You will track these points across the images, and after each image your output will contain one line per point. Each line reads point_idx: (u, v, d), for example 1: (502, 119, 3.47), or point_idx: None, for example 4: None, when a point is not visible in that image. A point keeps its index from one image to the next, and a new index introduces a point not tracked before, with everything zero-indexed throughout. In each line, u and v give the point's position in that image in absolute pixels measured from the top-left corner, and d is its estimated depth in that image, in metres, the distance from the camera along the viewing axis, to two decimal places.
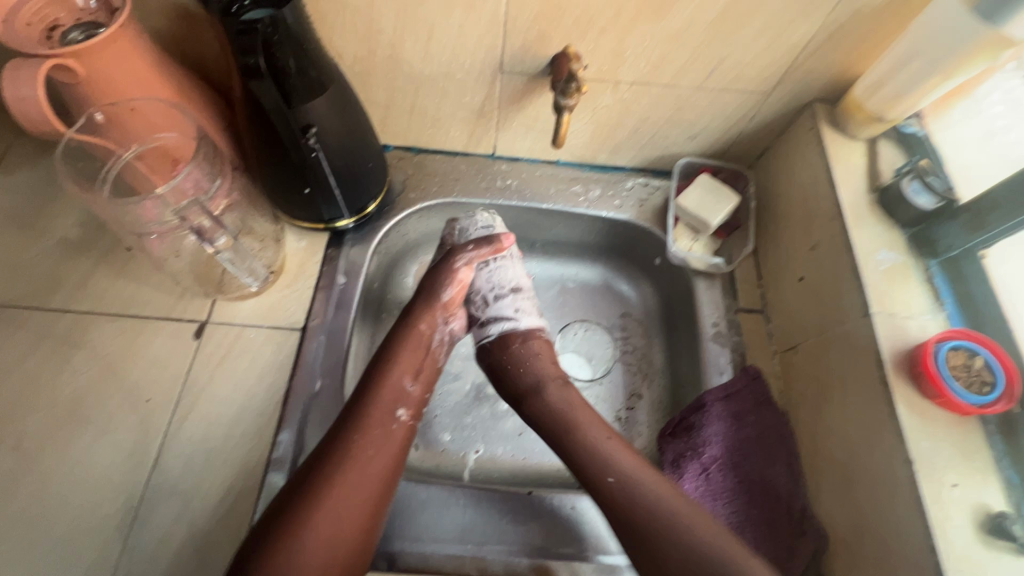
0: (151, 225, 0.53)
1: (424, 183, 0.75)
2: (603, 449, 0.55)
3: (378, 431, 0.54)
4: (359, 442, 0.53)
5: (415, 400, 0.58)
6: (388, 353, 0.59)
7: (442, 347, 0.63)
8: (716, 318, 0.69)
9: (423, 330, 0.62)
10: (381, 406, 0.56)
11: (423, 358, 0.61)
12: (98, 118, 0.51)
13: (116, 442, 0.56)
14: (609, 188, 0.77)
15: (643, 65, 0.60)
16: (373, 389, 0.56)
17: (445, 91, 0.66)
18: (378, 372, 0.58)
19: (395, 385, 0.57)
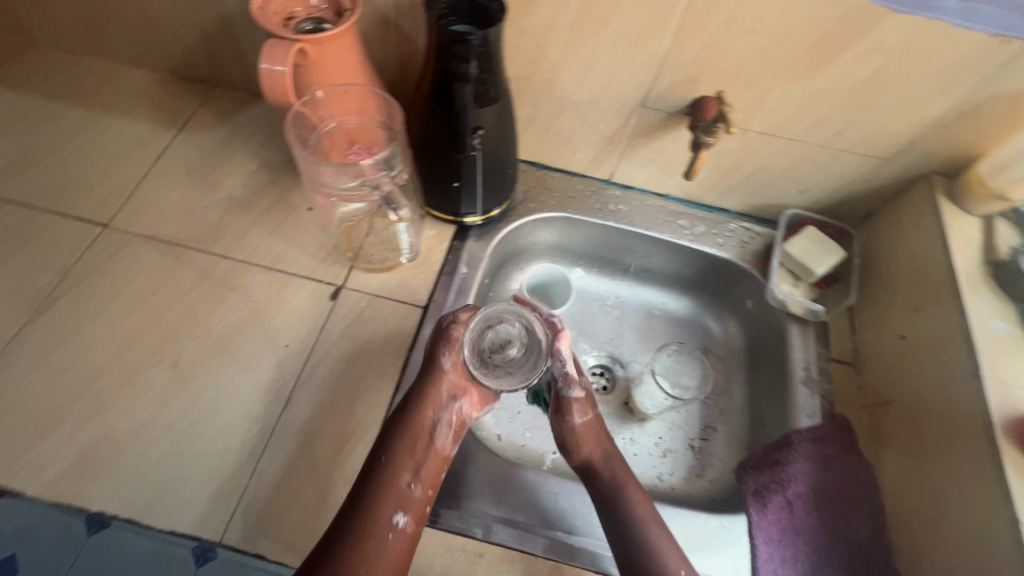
0: (330, 187, 0.63)
1: (543, 196, 0.81)
2: (618, 499, 0.59)
3: (371, 546, 0.52)
4: (356, 556, 0.51)
5: (417, 503, 0.55)
6: (388, 452, 0.57)
7: (450, 431, 0.60)
8: (807, 362, 0.72)
9: (424, 419, 0.59)
10: (378, 516, 0.53)
11: (423, 453, 0.58)
12: (317, 96, 0.59)
13: (257, 377, 0.63)
14: (713, 227, 0.82)
15: (775, 117, 0.66)
16: (371, 496, 0.54)
17: (584, 116, 0.73)
18: (378, 477, 0.55)
19: (393, 489, 0.55)
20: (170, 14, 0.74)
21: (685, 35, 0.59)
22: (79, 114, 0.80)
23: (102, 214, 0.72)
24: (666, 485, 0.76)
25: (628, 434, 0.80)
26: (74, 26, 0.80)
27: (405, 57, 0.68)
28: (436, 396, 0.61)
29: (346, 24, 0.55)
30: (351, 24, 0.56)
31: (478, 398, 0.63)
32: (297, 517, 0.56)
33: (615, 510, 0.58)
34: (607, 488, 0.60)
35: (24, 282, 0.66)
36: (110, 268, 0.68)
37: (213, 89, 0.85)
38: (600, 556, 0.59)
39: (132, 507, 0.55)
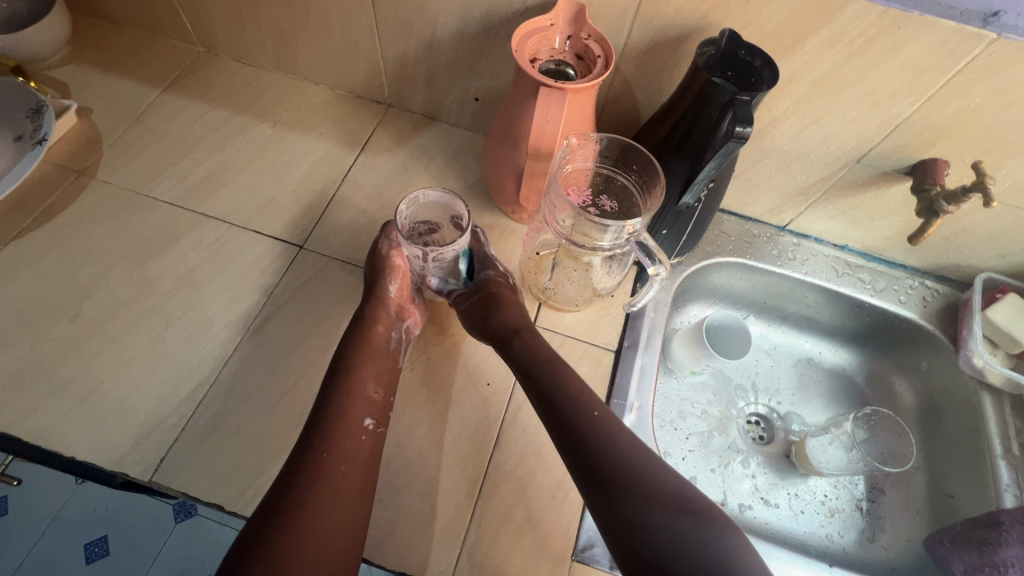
0: (555, 223, 0.61)
1: (719, 240, 0.80)
2: (534, 359, 0.59)
3: (343, 444, 0.52)
4: (330, 455, 0.51)
5: (381, 407, 0.57)
6: (350, 361, 0.58)
7: (400, 346, 0.63)
8: (1005, 438, 0.69)
9: (378, 334, 0.60)
10: (348, 415, 0.54)
11: (382, 361, 0.60)
12: (572, 143, 0.58)
13: (464, 415, 0.63)
14: (893, 283, 0.80)
15: (1006, 185, 0.63)
16: (340, 398, 0.55)
17: (785, 167, 0.71)
18: (343, 380, 0.56)
19: (360, 395, 0.56)
20: (370, 39, 0.75)
21: (942, 99, 0.57)
22: (265, 131, 0.81)
23: (296, 235, 0.73)
24: (837, 546, 0.73)
25: (792, 489, 0.78)
26: (264, 44, 0.82)
27: (616, 98, 0.68)
28: (387, 315, 0.62)
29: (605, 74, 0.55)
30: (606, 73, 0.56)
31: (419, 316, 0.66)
32: (519, 566, 0.55)
33: (542, 370, 0.57)
34: (522, 350, 0.59)
35: (232, 301, 0.67)
36: (309, 292, 0.69)
37: (387, 110, 0.85)
38: None
39: None
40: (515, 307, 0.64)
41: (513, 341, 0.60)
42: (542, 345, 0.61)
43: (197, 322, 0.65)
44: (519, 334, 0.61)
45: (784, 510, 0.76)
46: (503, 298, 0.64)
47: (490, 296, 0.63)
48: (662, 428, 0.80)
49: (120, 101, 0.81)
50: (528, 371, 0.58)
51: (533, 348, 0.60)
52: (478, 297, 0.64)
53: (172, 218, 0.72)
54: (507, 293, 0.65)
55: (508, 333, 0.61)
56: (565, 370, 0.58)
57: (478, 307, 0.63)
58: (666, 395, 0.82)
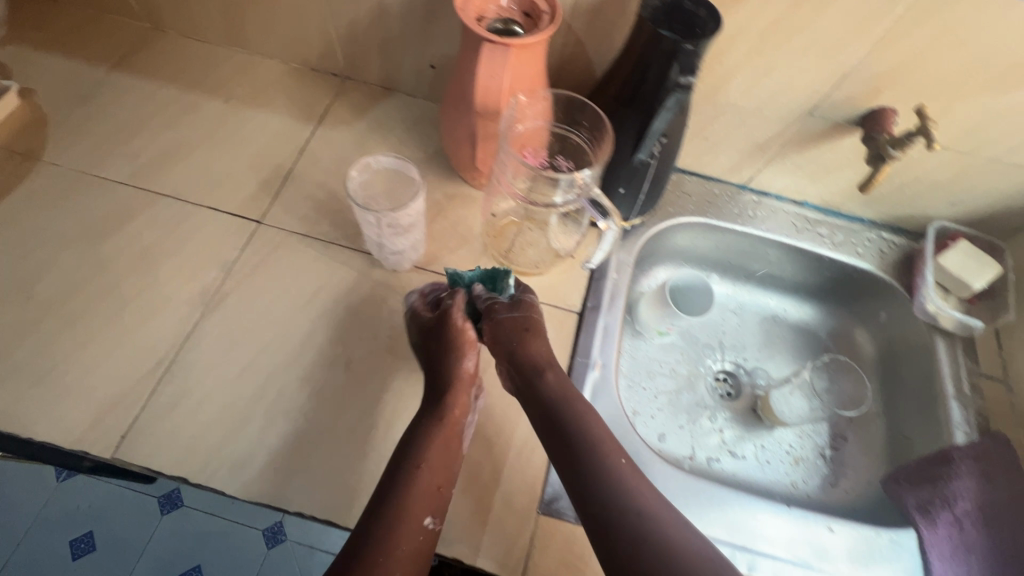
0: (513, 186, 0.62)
1: (681, 200, 0.81)
2: (563, 405, 0.55)
3: (402, 545, 0.49)
4: (388, 555, 0.48)
5: (443, 503, 0.54)
6: (417, 453, 0.54)
7: (468, 429, 0.59)
8: (957, 379, 0.71)
9: (454, 421, 0.56)
10: (410, 514, 0.50)
11: (450, 446, 0.55)
12: (520, 100, 0.58)
13: None
14: (851, 236, 0.81)
15: (954, 131, 0.65)
16: (405, 494, 0.51)
17: (742, 123, 0.72)
18: (406, 473, 0.53)
19: (422, 491, 0.52)
20: (321, 7, 0.73)
21: (885, 45, 0.58)
22: (218, 107, 0.79)
23: (254, 210, 0.72)
24: (801, 492, 0.76)
25: (758, 441, 0.80)
26: (213, 17, 0.79)
27: (571, 58, 0.67)
28: (462, 396, 0.58)
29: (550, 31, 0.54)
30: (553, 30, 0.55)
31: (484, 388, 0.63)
32: (486, 522, 0.56)
33: (564, 415, 0.54)
34: (551, 393, 0.56)
35: (191, 278, 0.66)
36: (269, 266, 0.68)
37: (344, 82, 0.83)
38: None
39: (326, 507, 0.56)
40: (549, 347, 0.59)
41: (542, 375, 0.57)
42: (575, 395, 0.56)
43: (155, 300, 0.64)
44: (548, 374, 0.57)
45: (751, 461, 0.78)
46: (538, 331, 0.60)
47: (521, 329, 0.59)
48: (632, 388, 0.81)
49: (65, 81, 0.78)
50: (552, 416, 0.54)
51: (566, 398, 0.55)
52: (516, 317, 0.59)
53: (124, 198, 0.70)
54: (542, 329, 0.60)
55: (536, 372, 0.57)
56: (600, 430, 0.53)
57: (514, 331, 0.59)
58: (635, 357, 0.84)
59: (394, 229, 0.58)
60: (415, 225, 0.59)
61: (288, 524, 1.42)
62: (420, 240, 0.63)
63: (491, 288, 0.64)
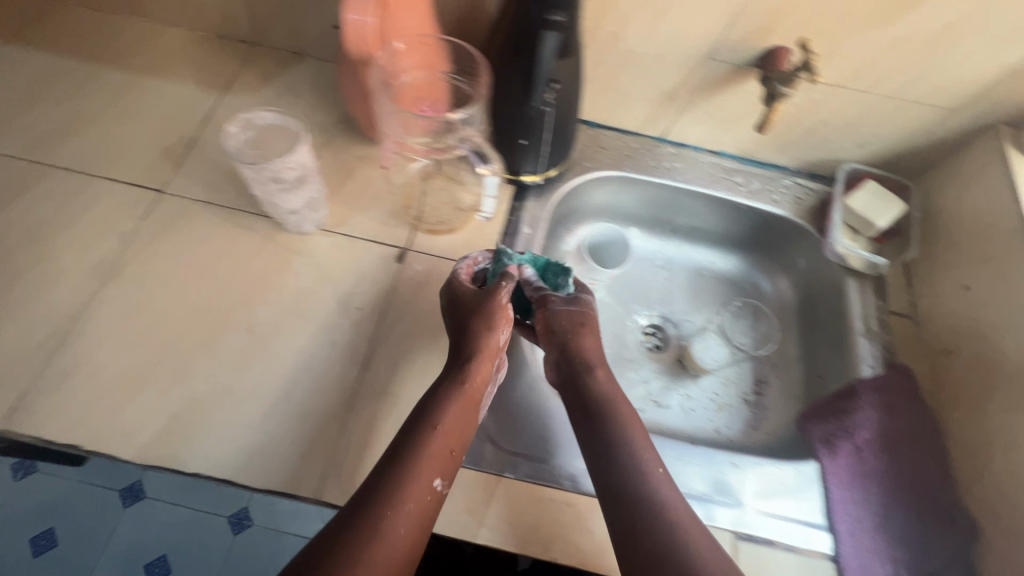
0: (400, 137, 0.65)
1: (598, 155, 0.80)
2: (611, 402, 0.56)
3: (411, 502, 0.48)
4: (397, 509, 0.47)
5: (454, 467, 0.52)
6: (433, 414, 0.53)
7: (486, 399, 0.58)
8: (867, 316, 0.73)
9: (474, 387, 0.56)
10: (420, 472, 0.49)
11: (468, 414, 0.55)
12: (396, 48, 0.59)
13: (334, 339, 0.63)
14: (767, 184, 0.82)
15: (848, 67, 0.65)
16: (415, 450, 0.50)
17: (647, 71, 0.71)
18: (421, 432, 0.52)
19: (434, 452, 0.51)
20: None
21: None
22: (119, 77, 0.77)
23: (154, 180, 0.70)
24: (724, 437, 0.77)
25: (684, 390, 0.81)
26: None
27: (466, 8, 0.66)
28: (486, 364, 0.58)
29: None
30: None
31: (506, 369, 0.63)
32: None
33: (608, 412, 0.56)
34: (598, 390, 0.58)
35: (87, 249, 0.65)
36: (170, 234, 0.67)
37: (252, 48, 0.81)
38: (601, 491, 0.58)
39: (224, 467, 0.55)
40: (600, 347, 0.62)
41: (592, 372, 0.59)
42: (619, 393, 0.58)
43: (50, 272, 0.63)
44: (596, 372, 0.59)
45: (676, 409, 0.79)
46: (591, 329, 0.63)
47: (577, 324, 0.62)
48: None
49: None
50: (593, 405, 0.56)
51: (607, 395, 0.57)
52: (573, 313, 0.62)
53: (17, 172, 0.68)
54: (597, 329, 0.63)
55: (584, 367, 0.59)
56: (634, 429, 0.54)
57: (574, 325, 0.62)
58: None
59: (280, 183, 0.57)
60: (306, 180, 0.59)
61: (254, 508, 1.37)
62: (319, 199, 0.63)
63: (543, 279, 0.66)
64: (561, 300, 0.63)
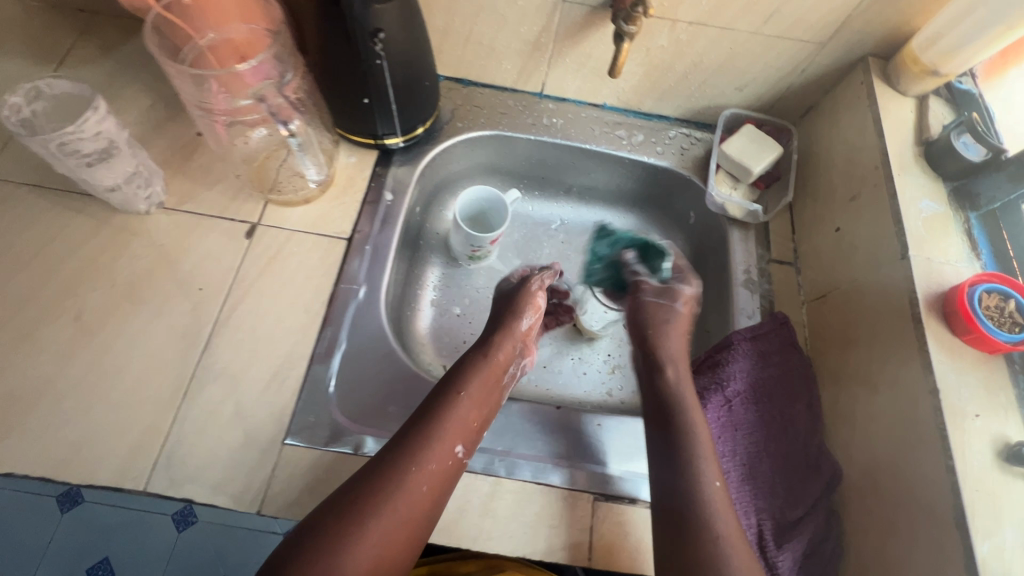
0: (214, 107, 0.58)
1: (472, 114, 0.76)
2: (677, 393, 0.58)
3: (434, 460, 0.50)
4: (419, 466, 0.49)
5: (475, 435, 0.54)
6: (457, 383, 0.56)
7: (512, 381, 0.62)
8: (748, 265, 0.70)
9: (496, 364, 0.60)
10: (444, 433, 0.52)
11: (495, 390, 0.58)
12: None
13: (172, 323, 0.59)
14: (652, 135, 0.78)
15: (703, 4, 0.61)
16: (439, 413, 0.53)
17: (504, 19, 0.67)
18: (445, 399, 0.54)
19: (458, 417, 0.53)
20: None
21: None
22: None
23: None
24: (615, 400, 0.75)
25: (578, 354, 0.78)
26: None
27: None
28: (509, 346, 0.62)
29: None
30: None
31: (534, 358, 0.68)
32: (224, 459, 0.53)
33: (674, 402, 0.57)
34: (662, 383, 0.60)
35: None
36: None
37: (92, 18, 0.75)
38: (564, 480, 0.56)
39: (43, 465, 0.52)
40: (680, 343, 0.65)
41: (662, 371, 0.61)
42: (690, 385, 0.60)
43: None
44: (668, 367, 0.61)
45: (567, 374, 0.76)
46: (678, 324, 0.67)
47: (660, 318, 0.66)
48: (442, 317, 0.78)
49: None
50: (662, 389, 0.59)
51: (676, 383, 0.60)
52: (660, 305, 0.68)
53: None
54: (678, 327, 0.66)
55: (661, 357, 0.63)
56: (695, 410, 0.57)
57: (654, 314, 0.67)
58: (449, 283, 0.80)
59: (75, 153, 0.53)
60: (116, 152, 0.56)
61: None
62: (148, 172, 0.61)
63: (651, 268, 0.73)
64: (650, 291, 0.70)
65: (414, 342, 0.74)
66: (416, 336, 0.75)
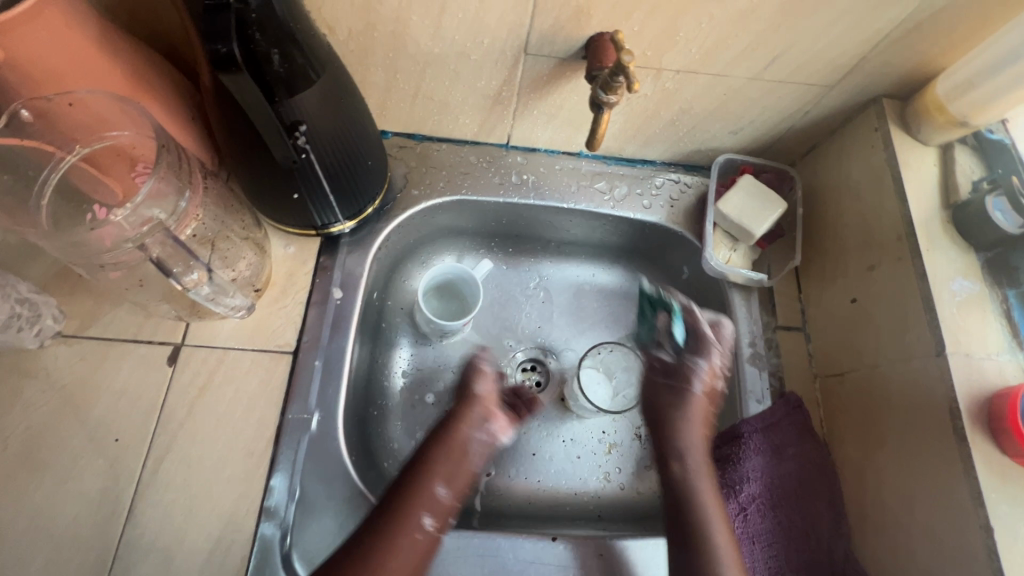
0: (93, 257, 0.44)
1: (428, 177, 0.65)
2: (691, 492, 0.53)
3: (399, 542, 0.48)
4: (379, 555, 0.46)
5: (444, 510, 0.51)
6: (423, 458, 0.53)
7: (483, 453, 0.55)
8: (753, 336, 0.62)
9: (459, 432, 0.54)
10: (405, 515, 0.49)
11: (459, 463, 0.53)
12: (24, 116, 0.40)
13: (84, 489, 0.49)
14: (636, 185, 0.68)
15: (694, 51, 0.51)
16: (404, 492, 0.50)
17: (457, 74, 0.56)
18: (410, 476, 0.51)
19: (422, 493, 0.50)
20: None
21: None
22: None
23: None
24: (615, 486, 0.66)
25: (569, 434, 0.68)
26: None
27: (163, 27, 0.46)
28: (471, 415, 0.56)
29: (16, 11, 0.34)
30: (29, 13, 0.35)
31: (507, 421, 0.58)
32: None
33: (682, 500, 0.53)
34: (672, 480, 0.55)
35: None
36: None
37: None
38: None
39: None
40: (699, 430, 0.57)
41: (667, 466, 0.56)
42: (704, 485, 0.54)
43: None
44: (681, 461, 0.55)
45: (559, 462, 0.67)
46: (701, 406, 0.57)
47: (665, 409, 0.58)
48: (414, 408, 0.67)
49: None
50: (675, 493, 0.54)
51: (685, 490, 0.54)
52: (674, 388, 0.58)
53: None
54: (695, 415, 0.57)
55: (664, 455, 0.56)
56: (711, 513, 0.52)
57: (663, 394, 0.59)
58: (420, 366, 0.69)
59: None
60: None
61: None
62: (31, 308, 0.50)
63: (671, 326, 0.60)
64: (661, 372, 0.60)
65: (383, 447, 0.64)
66: (383, 438, 0.65)
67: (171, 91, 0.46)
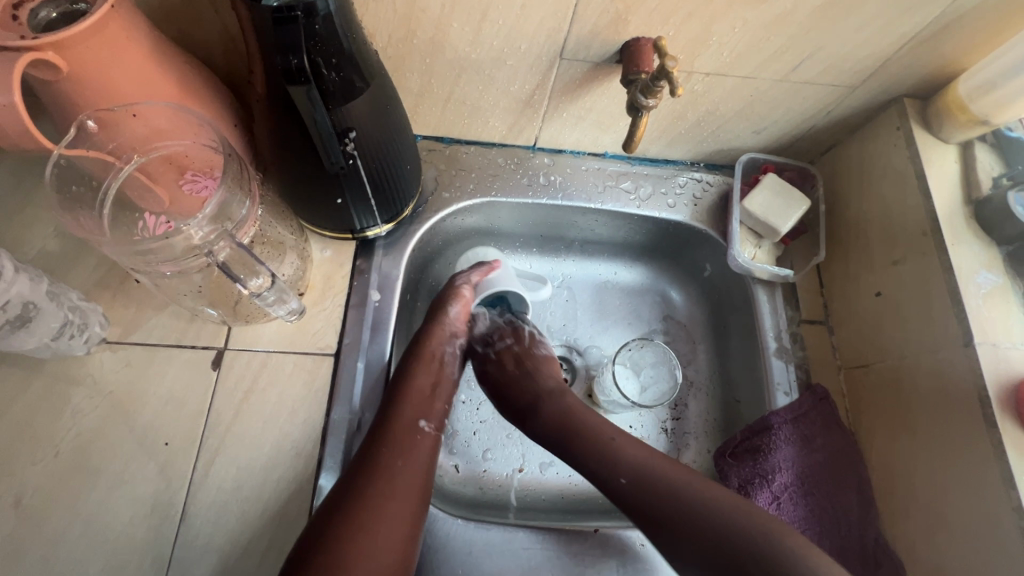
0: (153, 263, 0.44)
1: (458, 179, 0.67)
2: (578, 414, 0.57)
3: (399, 437, 0.51)
4: (387, 453, 0.50)
5: (437, 413, 0.56)
6: (403, 370, 0.57)
7: (452, 362, 0.61)
8: (779, 330, 0.64)
9: (432, 346, 0.60)
10: (402, 412, 0.53)
11: (437, 370, 0.59)
12: (89, 127, 0.41)
13: (137, 492, 0.50)
14: (660, 185, 0.70)
15: (725, 55, 0.52)
16: (394, 400, 0.54)
17: (491, 79, 0.57)
18: (395, 387, 0.55)
19: (411, 395, 0.55)
20: None
21: None
22: None
23: None
24: None
25: None
26: None
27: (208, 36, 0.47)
28: (440, 330, 0.61)
29: (85, 24, 0.35)
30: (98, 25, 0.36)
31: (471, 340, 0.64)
32: None
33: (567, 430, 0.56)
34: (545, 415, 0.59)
35: None
36: None
37: None
38: None
39: None
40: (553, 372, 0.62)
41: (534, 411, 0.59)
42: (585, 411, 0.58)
43: None
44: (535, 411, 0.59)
45: None
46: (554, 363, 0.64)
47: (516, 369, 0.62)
48: None
49: None
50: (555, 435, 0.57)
51: (568, 414, 0.58)
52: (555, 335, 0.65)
53: None
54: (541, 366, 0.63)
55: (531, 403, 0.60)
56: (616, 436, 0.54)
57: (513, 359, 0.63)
58: None
59: None
60: (36, 312, 0.48)
61: None
62: (80, 316, 0.52)
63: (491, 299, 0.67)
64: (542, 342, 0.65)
65: None
66: None
67: (217, 99, 0.47)
